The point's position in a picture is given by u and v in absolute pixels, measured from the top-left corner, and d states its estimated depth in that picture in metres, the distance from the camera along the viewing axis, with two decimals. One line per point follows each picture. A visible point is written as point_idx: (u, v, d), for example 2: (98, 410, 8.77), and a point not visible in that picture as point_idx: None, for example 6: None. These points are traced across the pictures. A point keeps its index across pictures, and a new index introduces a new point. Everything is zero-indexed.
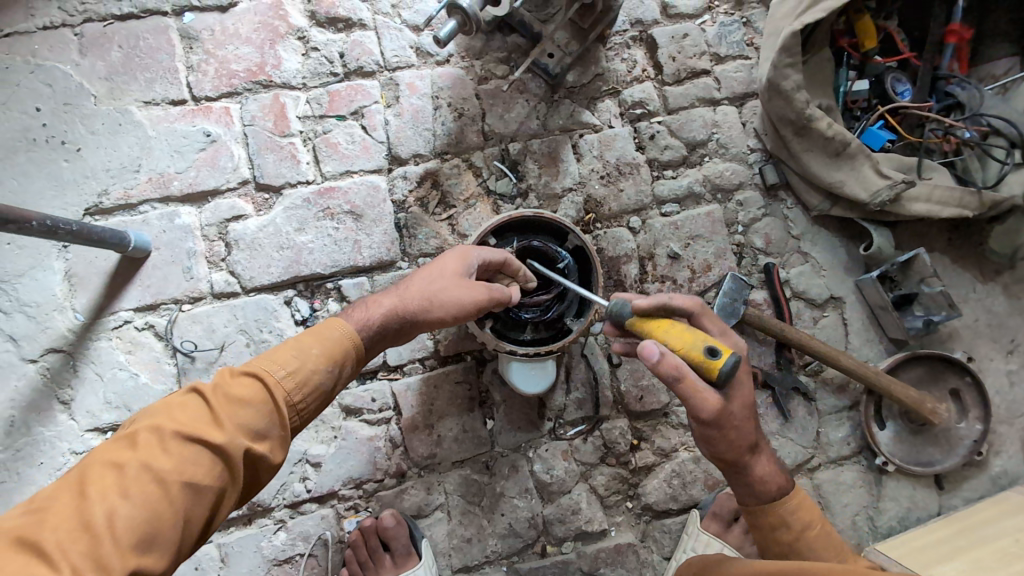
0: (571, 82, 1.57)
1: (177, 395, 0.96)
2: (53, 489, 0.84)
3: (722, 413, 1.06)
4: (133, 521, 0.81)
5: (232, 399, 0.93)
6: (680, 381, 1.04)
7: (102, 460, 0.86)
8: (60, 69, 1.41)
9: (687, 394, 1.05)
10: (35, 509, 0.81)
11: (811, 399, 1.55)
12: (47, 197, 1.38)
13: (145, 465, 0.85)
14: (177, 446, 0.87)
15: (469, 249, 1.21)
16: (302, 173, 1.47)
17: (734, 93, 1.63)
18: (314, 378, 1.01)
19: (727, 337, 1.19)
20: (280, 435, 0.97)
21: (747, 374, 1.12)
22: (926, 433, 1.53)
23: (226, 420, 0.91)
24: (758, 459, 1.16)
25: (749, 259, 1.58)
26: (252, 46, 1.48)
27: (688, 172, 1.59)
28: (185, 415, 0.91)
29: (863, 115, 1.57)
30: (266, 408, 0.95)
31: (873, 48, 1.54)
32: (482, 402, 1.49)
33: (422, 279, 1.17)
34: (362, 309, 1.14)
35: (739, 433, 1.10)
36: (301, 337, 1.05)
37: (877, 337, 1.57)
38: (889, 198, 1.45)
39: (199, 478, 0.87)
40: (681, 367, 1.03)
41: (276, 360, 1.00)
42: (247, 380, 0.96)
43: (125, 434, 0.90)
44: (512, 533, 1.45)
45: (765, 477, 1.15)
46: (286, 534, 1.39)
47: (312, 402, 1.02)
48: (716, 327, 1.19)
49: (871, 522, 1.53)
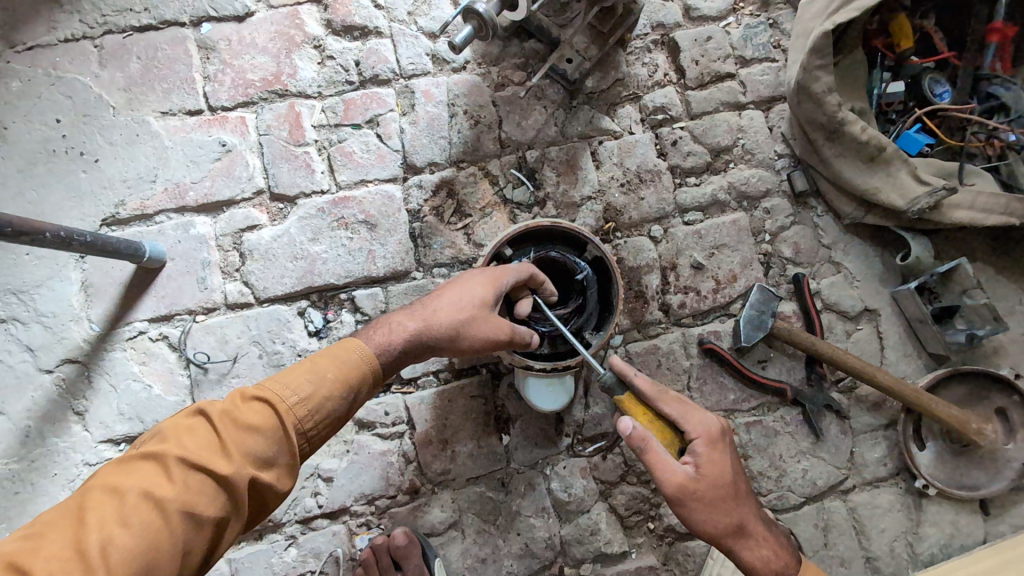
0: (590, 88, 1.53)
1: (184, 416, 0.94)
2: (53, 513, 0.82)
3: (686, 489, 1.08)
4: (131, 551, 0.79)
5: (240, 425, 0.91)
6: (646, 454, 1.09)
7: (104, 485, 0.84)
8: (80, 80, 1.42)
9: (651, 467, 1.09)
10: (33, 534, 0.80)
11: (845, 417, 1.47)
12: (65, 208, 1.38)
13: (147, 493, 0.83)
14: (181, 473, 0.85)
15: (498, 275, 1.17)
16: (317, 182, 1.46)
17: (761, 97, 1.57)
18: (326, 405, 0.98)
19: (692, 416, 1.13)
20: (287, 463, 0.94)
21: (719, 452, 1.11)
22: (970, 454, 1.43)
23: (233, 449, 0.89)
24: (746, 543, 1.13)
25: (777, 269, 1.51)
26: (269, 55, 1.47)
27: (712, 179, 1.53)
28: (191, 440, 0.89)
29: (899, 118, 1.50)
30: (275, 435, 0.93)
31: (909, 48, 1.47)
32: (498, 417, 1.44)
33: (448, 304, 1.13)
34: (384, 331, 1.11)
35: (717, 513, 1.10)
36: (317, 358, 1.02)
37: (915, 351, 1.49)
38: (928, 206, 1.37)
39: (201, 509, 0.85)
40: (646, 440, 1.09)
41: (290, 383, 0.97)
42: (258, 405, 0.93)
43: (129, 457, 0.88)
44: (529, 553, 1.40)
45: (759, 565, 1.13)
46: (297, 551, 1.36)
47: (323, 428, 0.99)
48: (675, 407, 1.13)
49: (910, 548, 1.44)
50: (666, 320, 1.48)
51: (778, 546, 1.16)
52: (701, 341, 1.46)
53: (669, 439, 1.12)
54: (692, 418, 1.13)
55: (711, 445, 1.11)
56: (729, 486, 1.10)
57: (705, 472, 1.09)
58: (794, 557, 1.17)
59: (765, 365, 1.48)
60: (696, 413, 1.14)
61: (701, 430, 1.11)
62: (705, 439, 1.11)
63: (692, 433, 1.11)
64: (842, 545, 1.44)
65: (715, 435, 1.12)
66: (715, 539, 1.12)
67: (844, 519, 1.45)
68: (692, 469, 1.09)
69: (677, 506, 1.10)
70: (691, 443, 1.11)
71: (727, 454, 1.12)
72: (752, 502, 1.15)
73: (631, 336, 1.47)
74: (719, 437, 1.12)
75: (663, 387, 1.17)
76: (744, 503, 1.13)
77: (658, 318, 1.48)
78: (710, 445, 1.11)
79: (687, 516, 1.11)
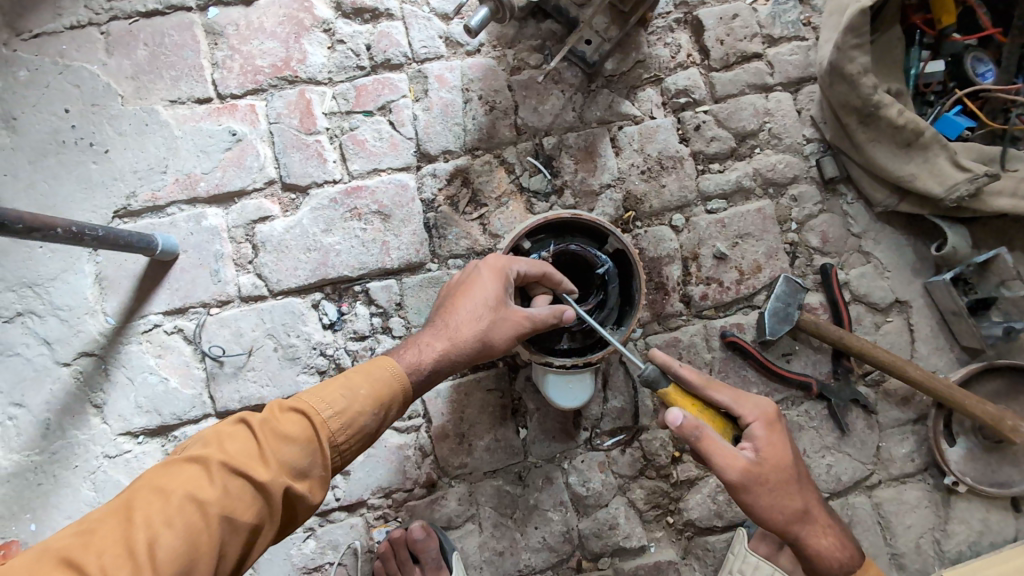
0: (610, 71, 1.47)
1: (227, 423, 0.95)
2: (102, 510, 0.84)
3: (750, 473, 1.05)
4: (174, 552, 0.80)
5: (279, 434, 0.91)
6: (701, 442, 1.05)
7: (150, 485, 0.85)
8: (88, 69, 1.39)
9: (711, 455, 1.05)
10: (84, 530, 0.81)
11: (872, 411, 1.43)
12: (76, 200, 1.36)
13: (190, 495, 0.84)
14: (223, 477, 0.86)
15: (504, 264, 1.15)
16: (329, 172, 1.42)
17: (789, 78, 1.50)
18: (359, 419, 0.97)
19: (745, 401, 1.11)
20: (321, 476, 0.94)
21: (778, 435, 1.09)
22: (1003, 451, 1.39)
23: (272, 458, 0.89)
24: (811, 529, 1.12)
25: (803, 259, 1.46)
26: (278, 41, 1.43)
27: (736, 165, 1.47)
28: (232, 446, 0.90)
29: (937, 100, 1.43)
30: (311, 447, 0.93)
31: (952, 25, 1.39)
32: (515, 410, 1.42)
33: (467, 316, 1.11)
34: (412, 350, 1.09)
35: (780, 497, 1.08)
36: (351, 374, 1.01)
37: (947, 344, 1.44)
38: (968, 193, 1.30)
39: (239, 514, 0.86)
40: (701, 426, 1.05)
41: (324, 397, 0.97)
42: (295, 416, 0.94)
43: (174, 460, 0.89)
44: (546, 547, 1.39)
45: (825, 554, 1.13)
46: (316, 543, 1.36)
47: (356, 442, 0.99)
48: (726, 393, 1.11)
49: (937, 545, 1.40)
50: (687, 312, 1.44)
51: (838, 533, 1.15)
52: (723, 334, 1.42)
53: (723, 427, 1.10)
54: (742, 403, 1.11)
55: (770, 427, 1.09)
56: (791, 469, 1.08)
57: (765, 456, 1.07)
58: (855, 550, 1.16)
59: (789, 359, 1.43)
60: (747, 397, 1.12)
61: (757, 413, 1.10)
62: (763, 421, 1.09)
63: (748, 417, 1.10)
64: (867, 542, 1.40)
65: (772, 417, 1.10)
66: (781, 527, 1.10)
67: (868, 515, 1.42)
68: (752, 453, 1.07)
69: (742, 494, 1.06)
70: (748, 427, 1.09)
71: (785, 437, 1.10)
72: (813, 487, 1.14)
73: (652, 329, 1.43)
74: (776, 419, 1.11)
75: (707, 374, 1.15)
76: (804, 488, 1.12)
77: (679, 310, 1.44)
78: (768, 427, 1.09)
79: (751, 504, 1.07)
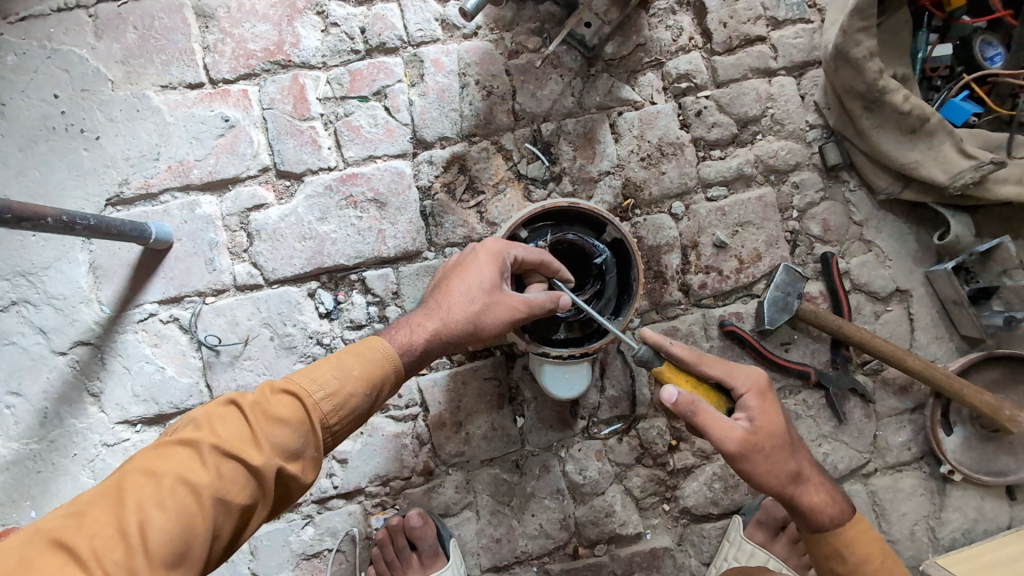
0: (610, 55, 1.44)
1: (217, 404, 0.95)
2: (94, 491, 0.83)
3: (747, 444, 1.05)
4: (167, 535, 0.80)
5: (271, 416, 0.91)
6: (698, 416, 1.04)
7: (142, 468, 0.85)
8: (77, 53, 1.36)
9: (708, 428, 1.04)
10: (74, 511, 0.81)
11: (869, 400, 1.43)
12: (68, 188, 1.35)
13: (182, 478, 0.84)
14: (215, 460, 0.86)
15: (501, 248, 1.13)
16: (324, 159, 1.40)
17: (793, 62, 1.47)
18: (351, 401, 0.97)
19: (737, 372, 1.10)
20: (314, 456, 0.94)
21: (771, 403, 1.09)
22: (1000, 440, 1.39)
23: (263, 440, 0.89)
24: (810, 493, 1.11)
25: (804, 248, 1.45)
26: (270, 23, 1.40)
27: (737, 152, 1.45)
28: (224, 428, 0.90)
29: (944, 85, 1.40)
30: (303, 429, 0.93)
31: (960, 6, 1.37)
32: (512, 398, 1.42)
33: (462, 298, 1.09)
34: (405, 332, 1.08)
35: (778, 465, 1.07)
36: (344, 355, 1.00)
37: (947, 334, 1.43)
38: (972, 180, 1.29)
39: (233, 495, 0.86)
40: (696, 400, 1.04)
41: (316, 378, 0.96)
42: (287, 398, 0.93)
43: (165, 442, 0.89)
44: (543, 533, 1.40)
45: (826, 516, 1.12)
46: (314, 529, 1.37)
47: (348, 423, 0.98)
48: (718, 366, 1.11)
49: (931, 533, 1.41)
50: (686, 300, 1.43)
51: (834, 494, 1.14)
52: (722, 323, 1.41)
53: (717, 401, 1.11)
54: (734, 374, 1.10)
55: (763, 397, 1.09)
56: (786, 438, 1.08)
57: (760, 425, 1.07)
58: (847, 505, 1.15)
59: (787, 348, 1.43)
60: (739, 368, 1.12)
61: (750, 384, 1.10)
62: (755, 391, 1.09)
63: (740, 388, 1.09)
64: None
65: (763, 387, 1.10)
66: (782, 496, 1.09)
67: (864, 503, 1.42)
68: (747, 423, 1.07)
69: (741, 464, 1.06)
70: (741, 399, 1.09)
71: (778, 405, 1.10)
72: (805, 453, 1.14)
73: (650, 318, 1.42)
74: (768, 389, 1.10)
75: (699, 349, 1.15)
76: (800, 454, 1.12)
77: (677, 299, 1.42)
78: (761, 397, 1.09)
79: (750, 474, 1.07)
